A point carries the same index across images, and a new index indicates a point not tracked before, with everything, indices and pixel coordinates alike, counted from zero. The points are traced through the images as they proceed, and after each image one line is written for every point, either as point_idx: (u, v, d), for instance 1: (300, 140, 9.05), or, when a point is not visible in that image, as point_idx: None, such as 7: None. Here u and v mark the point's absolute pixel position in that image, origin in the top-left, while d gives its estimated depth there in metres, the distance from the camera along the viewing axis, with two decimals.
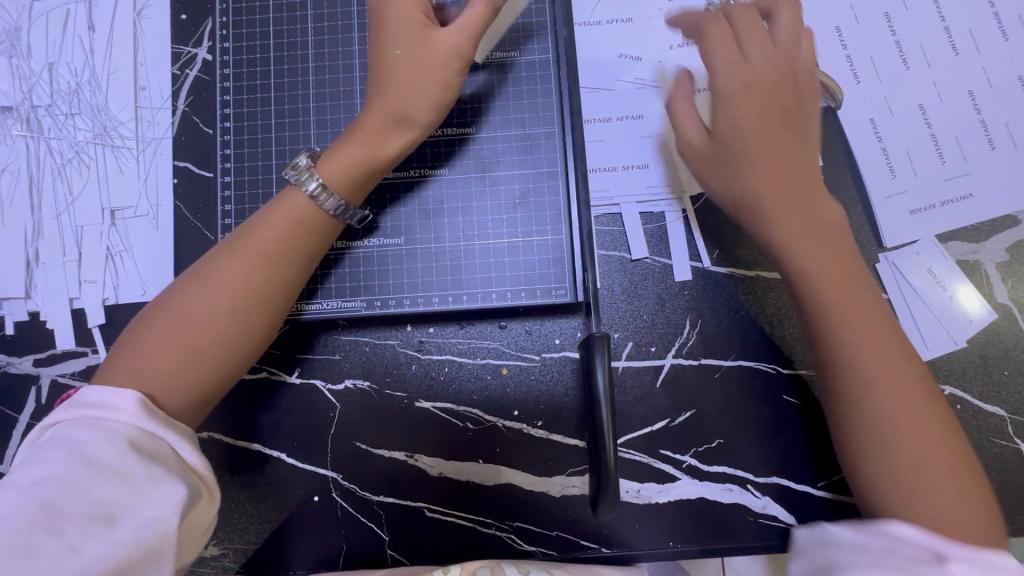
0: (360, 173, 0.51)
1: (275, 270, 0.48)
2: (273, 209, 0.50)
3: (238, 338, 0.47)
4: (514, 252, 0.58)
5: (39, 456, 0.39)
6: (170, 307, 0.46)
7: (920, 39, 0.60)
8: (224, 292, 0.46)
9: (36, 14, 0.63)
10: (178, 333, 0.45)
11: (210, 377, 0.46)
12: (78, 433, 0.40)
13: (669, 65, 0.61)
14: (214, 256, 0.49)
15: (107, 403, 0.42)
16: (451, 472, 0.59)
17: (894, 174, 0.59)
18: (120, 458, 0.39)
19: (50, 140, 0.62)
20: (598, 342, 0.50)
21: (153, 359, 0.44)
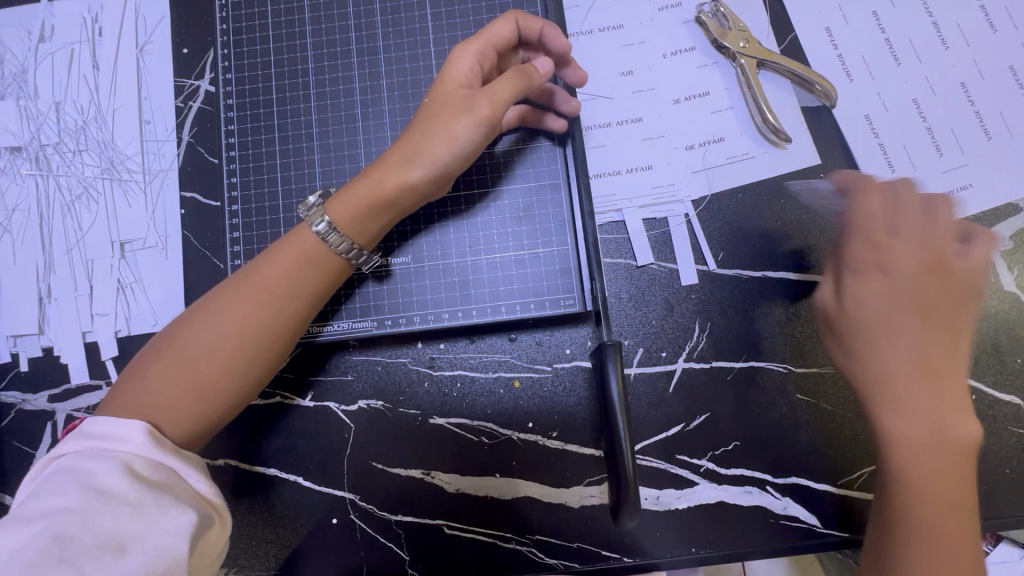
0: (372, 219, 0.50)
1: (280, 304, 0.48)
2: (285, 244, 0.50)
3: (242, 372, 0.47)
4: (521, 265, 0.58)
5: (48, 489, 0.39)
6: (176, 338, 0.47)
7: (910, 35, 0.61)
8: (229, 328, 0.46)
9: (42, 56, 0.64)
10: (182, 367, 0.45)
11: (211, 410, 0.46)
12: (87, 466, 0.40)
13: (664, 73, 0.62)
14: (221, 289, 0.49)
15: (114, 435, 0.42)
16: (469, 488, 0.59)
17: (893, 169, 0.60)
18: (130, 487, 0.40)
19: (59, 178, 0.63)
20: (611, 348, 0.50)
21: (157, 391, 0.45)
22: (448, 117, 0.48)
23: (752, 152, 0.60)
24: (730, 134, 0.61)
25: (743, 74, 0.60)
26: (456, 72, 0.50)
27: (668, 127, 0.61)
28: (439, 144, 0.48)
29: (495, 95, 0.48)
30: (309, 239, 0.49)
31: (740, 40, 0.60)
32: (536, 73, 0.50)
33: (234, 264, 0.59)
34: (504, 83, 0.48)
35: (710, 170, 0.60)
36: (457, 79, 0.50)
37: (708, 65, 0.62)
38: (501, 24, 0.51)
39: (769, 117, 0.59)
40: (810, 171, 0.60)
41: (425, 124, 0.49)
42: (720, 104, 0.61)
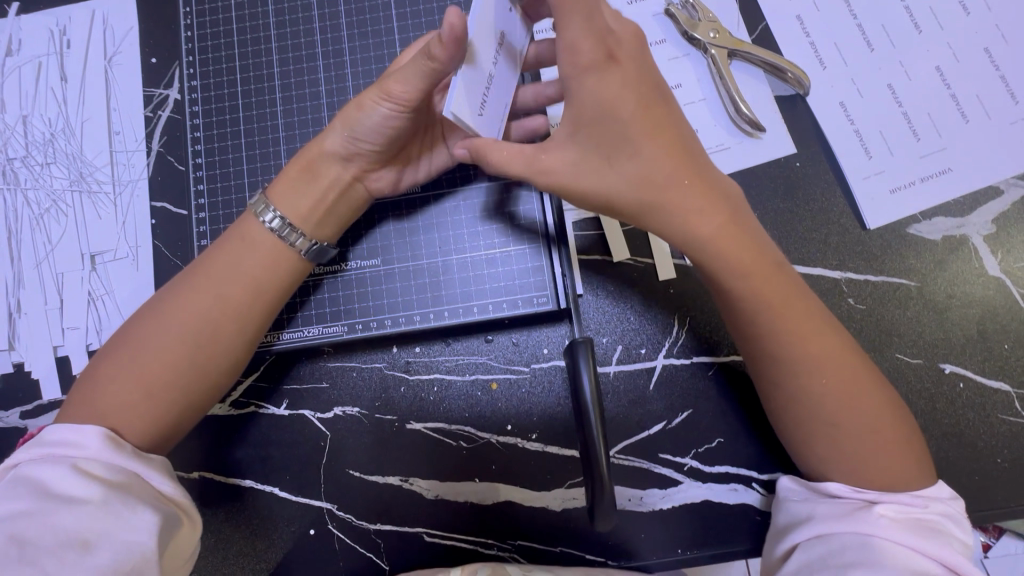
0: (293, 197, 0.50)
1: (230, 296, 0.48)
2: (230, 241, 0.50)
3: (193, 366, 0.46)
4: (493, 263, 0.57)
5: (5, 495, 0.39)
6: (128, 340, 0.46)
7: (882, 20, 0.60)
8: (179, 325, 0.46)
9: (9, 70, 0.64)
10: (137, 368, 0.45)
11: (169, 411, 0.46)
12: (43, 472, 0.40)
13: None
14: (170, 288, 0.48)
15: (70, 442, 0.41)
16: (448, 494, 0.57)
17: (870, 156, 0.59)
18: (88, 488, 0.39)
19: (27, 191, 0.62)
20: (582, 347, 0.49)
21: (110, 392, 0.44)
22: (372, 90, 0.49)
23: (726, 143, 0.60)
24: (703, 126, 0.60)
25: (714, 64, 0.60)
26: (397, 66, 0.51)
27: None
28: (353, 112, 0.49)
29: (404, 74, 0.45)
30: (260, 235, 0.50)
31: (710, 31, 0.60)
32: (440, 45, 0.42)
33: None
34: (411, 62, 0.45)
35: None
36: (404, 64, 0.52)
37: (678, 57, 0.61)
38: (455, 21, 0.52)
39: (742, 107, 0.58)
40: (786, 161, 0.59)
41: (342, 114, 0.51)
42: (693, 96, 0.61)
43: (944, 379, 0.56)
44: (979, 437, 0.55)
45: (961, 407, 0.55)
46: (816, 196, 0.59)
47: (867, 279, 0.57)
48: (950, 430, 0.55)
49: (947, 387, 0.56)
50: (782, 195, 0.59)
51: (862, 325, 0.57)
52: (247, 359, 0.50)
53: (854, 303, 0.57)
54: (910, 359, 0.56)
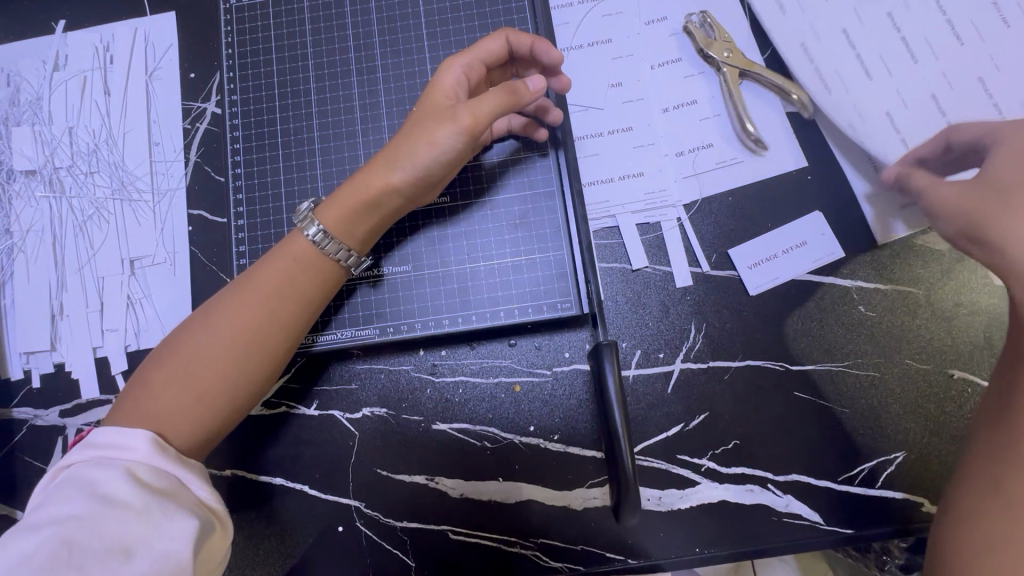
0: (355, 228, 0.52)
1: (279, 304, 0.50)
2: (278, 251, 0.52)
3: (244, 372, 0.49)
4: (518, 270, 0.59)
5: (58, 496, 0.41)
6: (177, 346, 0.49)
7: (886, 46, 0.63)
8: (227, 332, 0.48)
9: (56, 84, 0.67)
10: (187, 372, 0.47)
11: (217, 414, 0.48)
12: (95, 475, 0.42)
13: (651, 83, 0.64)
14: (220, 297, 0.51)
15: (121, 444, 0.44)
16: (472, 493, 0.59)
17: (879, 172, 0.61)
18: (136, 494, 0.41)
19: (71, 199, 0.65)
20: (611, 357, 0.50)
21: (161, 395, 0.47)
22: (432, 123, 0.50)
23: (741, 158, 0.62)
24: (718, 140, 0.63)
25: (725, 83, 0.63)
26: (444, 82, 0.52)
27: (659, 133, 0.63)
28: (421, 146, 0.50)
29: (479, 106, 0.49)
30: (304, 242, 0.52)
31: (724, 50, 0.63)
32: (529, 91, 0.50)
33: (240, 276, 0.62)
34: (485, 95, 0.49)
35: (700, 175, 0.62)
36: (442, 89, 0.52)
37: (694, 75, 0.64)
38: (489, 40, 0.54)
39: (749, 126, 0.61)
40: (797, 174, 0.62)
41: (408, 133, 0.51)
42: (707, 112, 0.63)
43: (954, 385, 0.58)
44: None
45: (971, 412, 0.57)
46: (827, 208, 0.61)
47: (877, 288, 0.60)
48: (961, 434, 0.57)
49: (957, 392, 0.57)
50: (794, 207, 0.61)
51: (874, 331, 0.59)
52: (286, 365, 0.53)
53: (865, 311, 0.59)
54: (920, 365, 0.58)
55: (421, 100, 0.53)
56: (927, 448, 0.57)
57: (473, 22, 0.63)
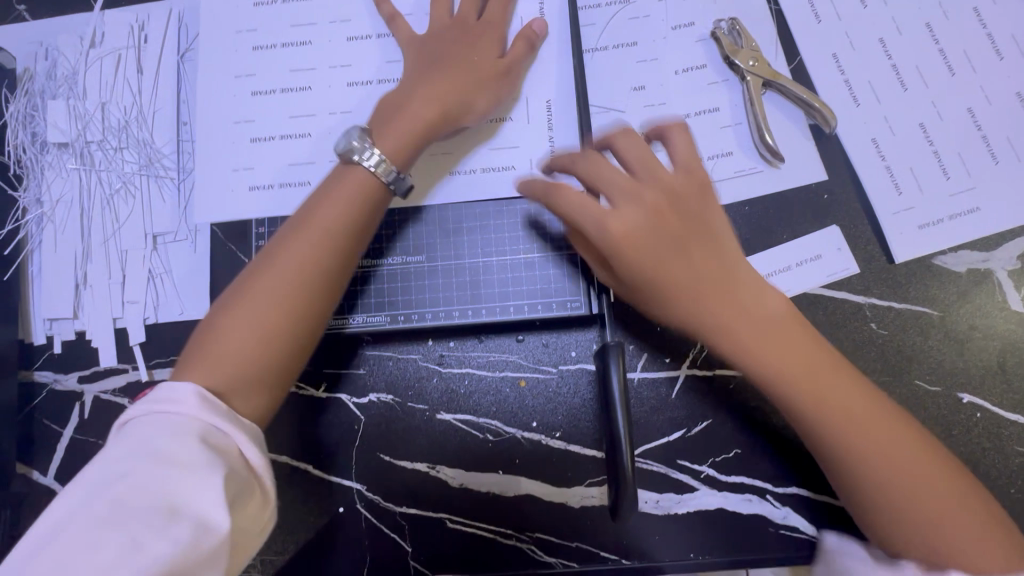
0: (409, 135, 0.54)
1: (287, 297, 0.48)
2: (245, 294, 0.49)
3: (265, 376, 0.48)
4: (531, 268, 0.60)
5: (116, 448, 0.42)
6: (212, 346, 0.48)
7: (916, 61, 0.63)
8: (257, 332, 0.48)
9: (91, 60, 0.69)
10: (248, 334, 0.48)
11: (263, 390, 0.48)
12: (148, 428, 0.43)
13: (674, 88, 0.64)
14: (276, 250, 0.50)
15: (177, 399, 0.45)
16: (472, 483, 0.60)
17: (900, 190, 0.61)
18: (184, 451, 0.41)
19: (99, 173, 0.67)
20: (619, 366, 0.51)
21: (224, 350, 0.47)
22: (473, 41, 0.57)
23: (760, 168, 0.62)
24: (737, 149, 0.62)
25: (748, 91, 0.62)
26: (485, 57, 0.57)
27: None
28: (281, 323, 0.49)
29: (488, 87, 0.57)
30: (353, 177, 0.52)
31: (750, 59, 0.62)
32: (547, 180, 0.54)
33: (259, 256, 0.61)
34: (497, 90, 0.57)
35: (719, 183, 0.62)
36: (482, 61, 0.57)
37: (717, 82, 0.64)
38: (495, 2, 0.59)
39: (766, 136, 0.61)
40: (816, 188, 0.61)
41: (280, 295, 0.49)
42: (728, 120, 0.63)
43: (961, 409, 0.57)
44: (992, 466, 0.56)
45: (977, 436, 0.57)
46: (844, 223, 0.61)
47: (890, 306, 0.59)
48: (966, 458, 0.56)
49: (964, 416, 0.57)
50: (811, 220, 0.61)
51: (884, 350, 0.59)
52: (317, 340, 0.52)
53: (877, 329, 0.59)
54: (929, 387, 0.58)
55: (451, 67, 0.55)
56: None
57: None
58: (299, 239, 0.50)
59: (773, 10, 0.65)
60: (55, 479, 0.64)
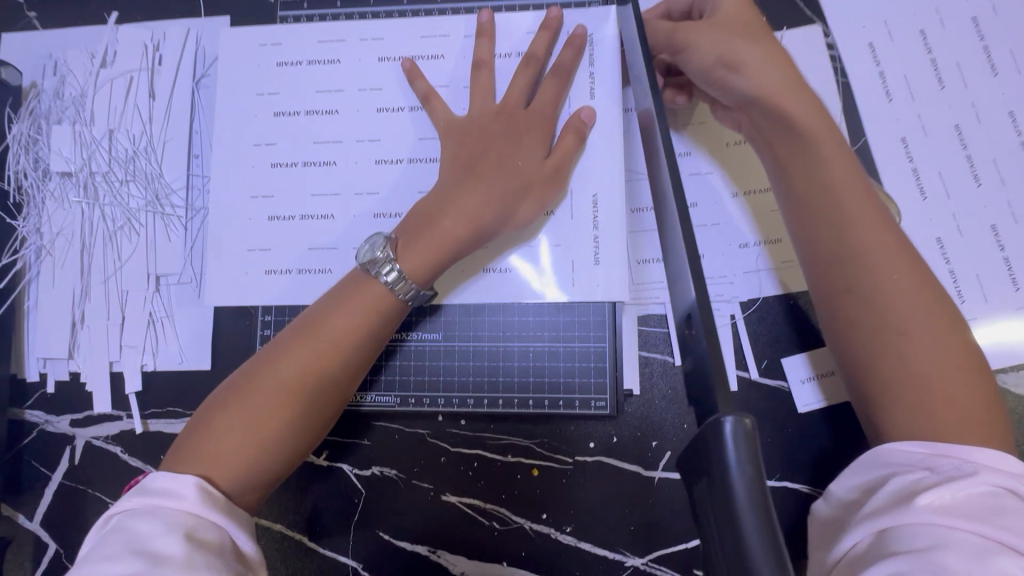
0: (436, 245, 0.49)
1: (287, 405, 0.46)
2: (242, 394, 0.46)
3: (266, 476, 0.46)
4: (555, 355, 0.56)
5: (102, 549, 0.38)
6: (201, 441, 0.45)
7: (995, 155, 0.57)
8: (250, 439, 0.45)
9: (102, 82, 0.64)
10: (238, 437, 0.45)
11: (247, 499, 0.46)
12: (141, 525, 0.39)
13: (726, 162, 0.59)
14: (286, 350, 0.48)
15: (173, 492, 0.42)
16: (474, 572, 0.57)
17: (962, 298, 0.56)
18: (182, 550, 0.38)
19: (104, 206, 0.63)
20: (729, 423, 0.23)
21: (213, 452, 0.45)
22: (519, 137, 0.52)
23: None
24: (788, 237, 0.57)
25: None
26: (529, 159, 0.51)
27: (725, 219, 0.58)
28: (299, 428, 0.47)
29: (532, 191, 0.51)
30: (371, 284, 0.48)
31: None
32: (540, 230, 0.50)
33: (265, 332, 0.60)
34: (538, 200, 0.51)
35: (763, 273, 0.57)
36: (529, 169, 0.51)
37: None
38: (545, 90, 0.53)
39: None
40: None
41: (300, 401, 0.46)
42: None
43: None
44: None
45: None
46: None
47: None
48: None
49: None
50: None
51: None
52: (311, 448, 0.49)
53: None
54: None
55: (495, 174, 0.50)
56: None
57: (544, 70, 0.55)
58: (308, 344, 0.47)
59: (840, 83, 0.60)
60: (40, 524, 0.61)
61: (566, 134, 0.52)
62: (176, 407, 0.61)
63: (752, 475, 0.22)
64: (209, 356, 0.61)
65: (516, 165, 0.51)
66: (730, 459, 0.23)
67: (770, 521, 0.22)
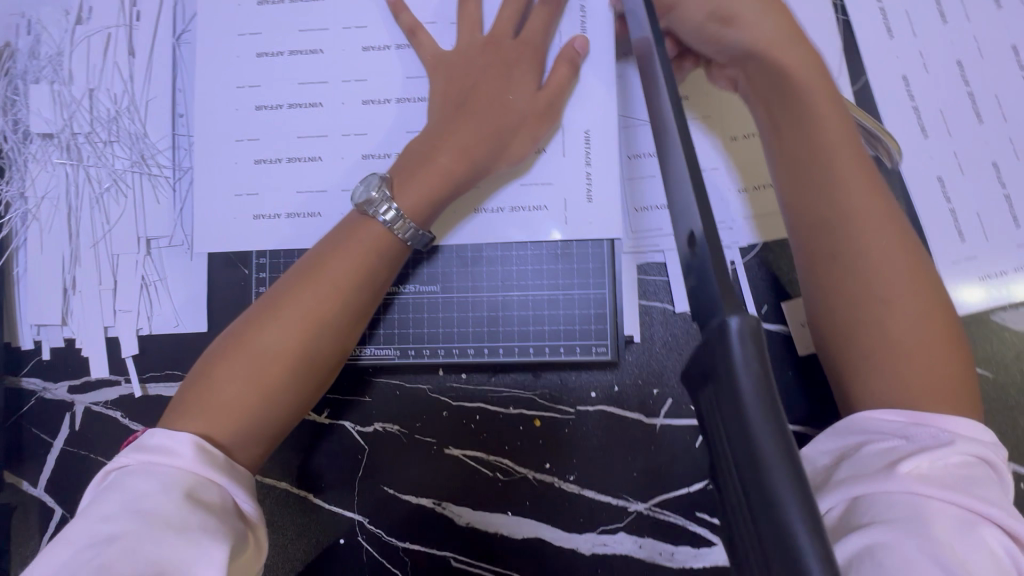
0: (433, 185, 0.49)
1: (286, 350, 0.46)
2: (239, 346, 0.46)
3: (265, 428, 0.46)
4: (554, 304, 0.55)
5: (100, 506, 0.39)
6: (206, 387, 0.46)
7: (997, 91, 0.56)
8: (253, 383, 0.45)
9: (79, 39, 0.62)
10: (242, 383, 0.45)
11: (257, 444, 0.46)
12: (136, 484, 0.40)
13: (723, 106, 0.57)
14: (286, 295, 0.48)
15: (169, 449, 0.42)
16: (478, 523, 0.58)
17: (964, 237, 0.55)
18: (177, 511, 0.39)
19: (88, 168, 0.61)
20: (735, 322, 0.23)
21: (219, 397, 0.45)
22: (507, 68, 0.51)
23: None
24: None
25: None
26: (523, 92, 0.51)
27: (724, 165, 0.57)
28: (298, 375, 0.46)
29: (527, 125, 0.51)
30: (371, 227, 0.49)
31: None
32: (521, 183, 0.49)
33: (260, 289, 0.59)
34: (532, 134, 0.51)
35: (763, 217, 0.57)
36: (522, 103, 0.51)
37: None
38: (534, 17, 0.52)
39: None
40: None
41: (297, 348, 0.46)
42: None
43: None
44: None
45: None
46: None
47: None
48: None
49: None
50: None
51: None
52: (317, 395, 0.49)
53: None
54: None
55: (488, 108, 0.50)
56: None
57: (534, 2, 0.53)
58: (307, 288, 0.47)
59: (840, 21, 0.58)
60: (44, 490, 0.61)
61: (560, 62, 0.52)
62: (175, 370, 0.61)
63: (756, 371, 0.22)
64: (205, 317, 0.61)
65: (510, 98, 0.51)
66: (737, 359, 0.23)
67: (788, 440, 0.21)
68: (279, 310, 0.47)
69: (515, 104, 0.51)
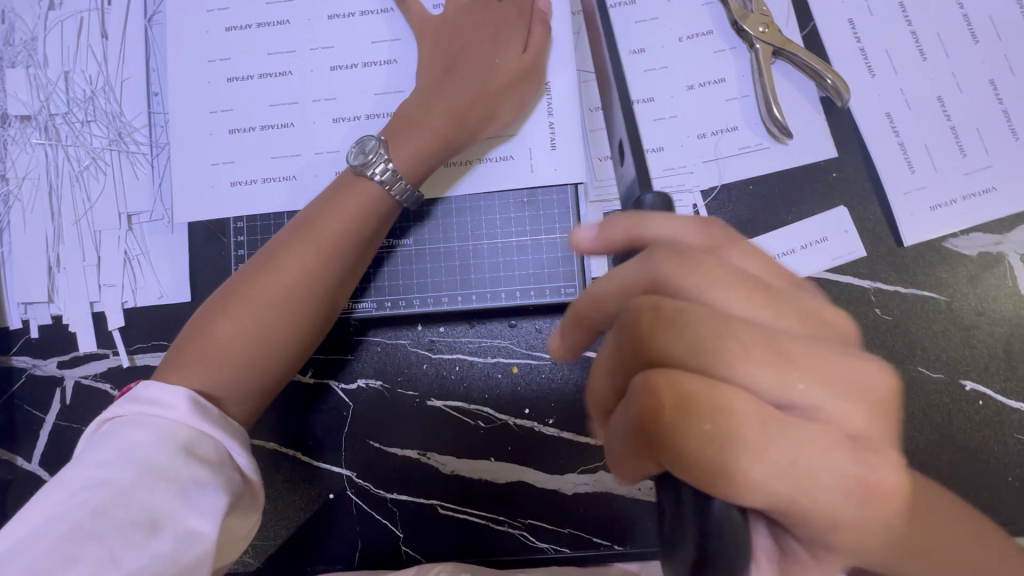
0: (426, 146, 0.52)
1: (282, 304, 0.48)
2: (238, 298, 0.48)
3: (262, 378, 0.48)
4: (523, 251, 0.57)
5: (96, 454, 0.40)
6: (203, 337, 0.47)
7: (939, 28, 0.59)
8: (250, 335, 0.47)
9: (52, 23, 0.64)
10: (239, 334, 0.47)
11: (252, 395, 0.48)
12: (132, 434, 0.41)
13: (678, 58, 0.60)
14: (283, 250, 0.49)
15: (165, 402, 0.43)
16: (463, 470, 0.59)
17: (912, 169, 0.58)
18: (170, 464, 0.40)
19: (67, 148, 0.63)
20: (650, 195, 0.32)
21: (216, 347, 0.46)
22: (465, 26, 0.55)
23: (765, 144, 0.59)
24: (743, 124, 0.59)
25: (756, 60, 0.58)
26: (509, 56, 0.53)
27: (681, 114, 0.59)
28: (294, 330, 0.48)
29: (511, 88, 0.54)
30: (361, 183, 0.51)
31: (760, 24, 0.57)
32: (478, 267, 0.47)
33: (238, 253, 0.59)
34: (517, 97, 0.54)
35: (722, 160, 0.59)
36: (507, 65, 0.53)
37: (724, 50, 0.60)
38: None
39: (775, 111, 0.57)
40: (824, 167, 0.59)
41: (293, 303, 0.48)
42: (733, 92, 0.59)
43: (963, 396, 0.56)
44: (992, 455, 0.56)
45: (978, 424, 0.56)
46: (852, 205, 0.58)
47: (896, 291, 0.57)
48: (965, 446, 0.56)
49: (966, 404, 0.56)
50: (818, 200, 0.58)
51: (889, 337, 0.57)
52: (310, 350, 0.51)
53: (881, 314, 0.57)
54: (932, 373, 0.57)
55: (477, 73, 0.53)
56: (930, 458, 0.56)
57: None
58: (302, 243, 0.49)
59: None
60: (39, 464, 0.63)
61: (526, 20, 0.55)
62: (161, 340, 0.62)
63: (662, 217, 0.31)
64: (188, 288, 0.62)
65: (497, 60, 0.53)
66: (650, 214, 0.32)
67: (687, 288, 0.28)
68: (275, 266, 0.48)
69: (501, 66, 0.53)
